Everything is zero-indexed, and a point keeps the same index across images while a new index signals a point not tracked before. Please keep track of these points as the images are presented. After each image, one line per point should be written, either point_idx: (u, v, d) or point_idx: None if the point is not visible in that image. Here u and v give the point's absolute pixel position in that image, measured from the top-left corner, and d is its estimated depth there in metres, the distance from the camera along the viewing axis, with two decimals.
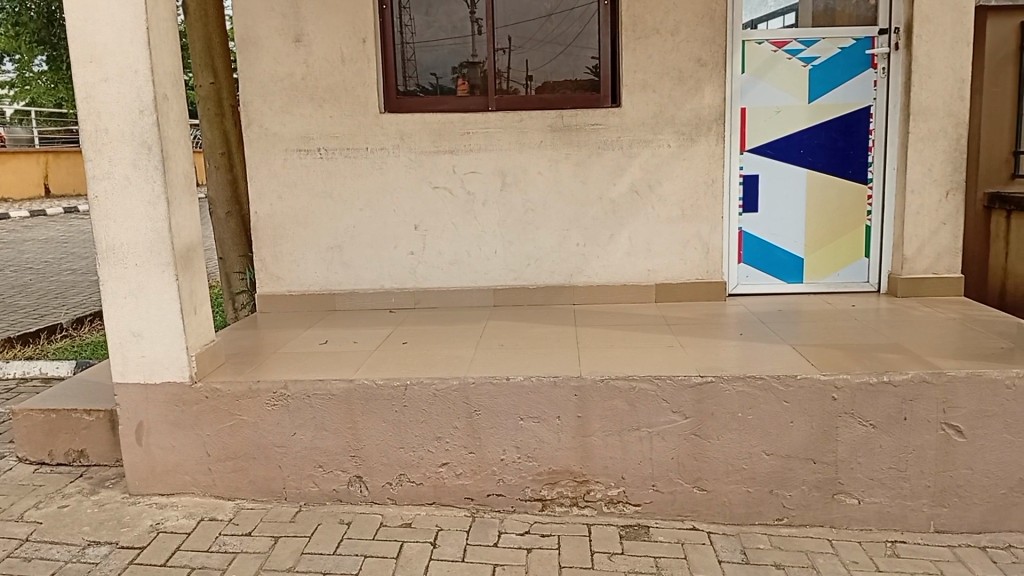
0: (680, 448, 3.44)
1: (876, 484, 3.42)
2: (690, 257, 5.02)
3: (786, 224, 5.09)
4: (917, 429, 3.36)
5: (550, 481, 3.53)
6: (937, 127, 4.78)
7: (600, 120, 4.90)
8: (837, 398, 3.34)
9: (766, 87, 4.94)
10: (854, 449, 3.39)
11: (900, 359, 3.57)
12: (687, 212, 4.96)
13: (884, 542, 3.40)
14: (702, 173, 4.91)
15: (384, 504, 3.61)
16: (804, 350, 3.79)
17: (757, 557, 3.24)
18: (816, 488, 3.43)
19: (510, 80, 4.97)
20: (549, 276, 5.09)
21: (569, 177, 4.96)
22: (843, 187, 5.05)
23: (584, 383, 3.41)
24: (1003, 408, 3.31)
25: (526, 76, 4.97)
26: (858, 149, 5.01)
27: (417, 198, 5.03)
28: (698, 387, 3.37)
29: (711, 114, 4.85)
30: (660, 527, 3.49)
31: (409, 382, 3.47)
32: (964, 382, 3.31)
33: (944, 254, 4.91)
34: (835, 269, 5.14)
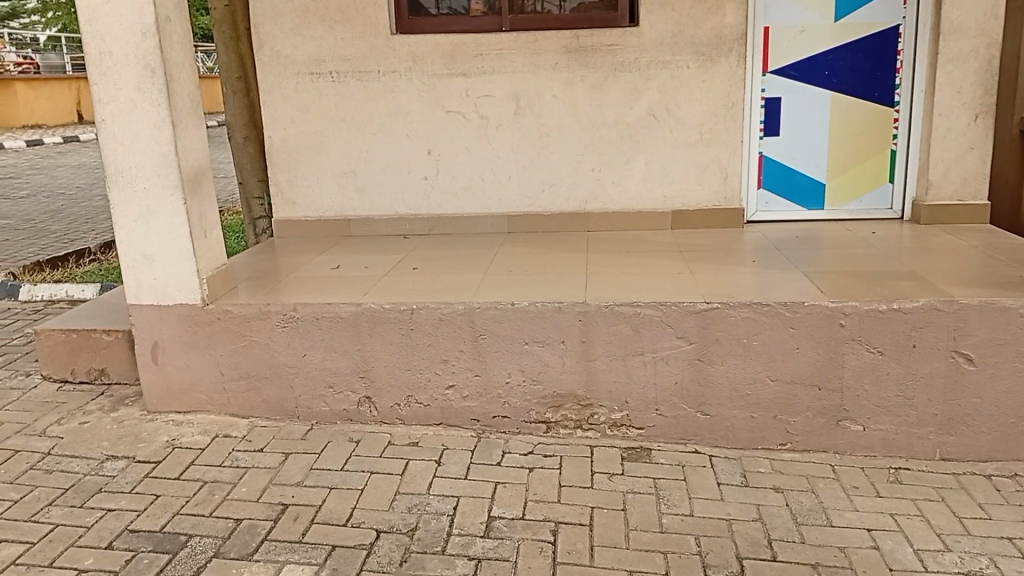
0: (684, 372, 3.45)
1: (881, 411, 3.41)
2: (708, 182, 4.93)
3: (808, 148, 4.95)
4: (925, 356, 3.32)
5: (554, 404, 3.57)
6: (969, 47, 4.58)
7: (616, 41, 4.76)
8: (843, 325, 3.31)
9: (790, 5, 4.73)
10: (859, 375, 3.37)
11: (913, 287, 3.51)
12: (705, 136, 4.85)
13: (887, 469, 3.41)
14: (722, 95, 4.76)
15: (393, 424, 3.70)
16: (815, 278, 3.74)
17: (756, 480, 3.27)
18: (820, 415, 3.43)
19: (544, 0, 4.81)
20: (564, 203, 5.04)
21: (584, 100, 4.86)
22: (868, 110, 4.89)
23: (588, 308, 3.42)
24: (1016, 337, 3.26)
25: None
26: (885, 71, 4.82)
27: (430, 122, 4.97)
28: (703, 314, 3.36)
29: (733, 34, 4.67)
30: (662, 450, 3.53)
31: (414, 306, 3.50)
32: (977, 310, 3.25)
33: (971, 180, 4.78)
34: (857, 195, 5.01)
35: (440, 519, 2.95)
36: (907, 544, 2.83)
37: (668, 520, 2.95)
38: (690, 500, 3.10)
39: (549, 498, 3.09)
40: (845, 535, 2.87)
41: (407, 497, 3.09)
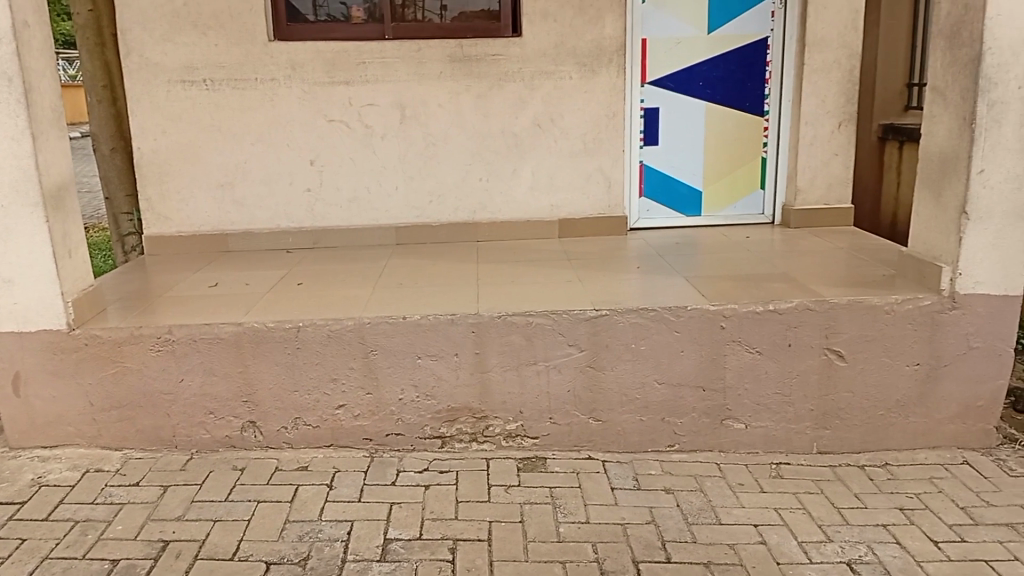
0: (577, 380, 3.48)
1: (762, 408, 3.55)
2: (592, 191, 5.00)
3: (685, 157, 5.12)
4: (800, 354, 3.49)
5: (449, 419, 3.53)
6: (831, 59, 4.87)
7: (500, 51, 4.77)
8: (725, 327, 3.43)
9: (666, 16, 4.88)
10: (741, 375, 3.50)
11: (787, 288, 3.69)
12: (589, 145, 4.92)
13: (769, 464, 3.55)
14: (604, 105, 4.86)
15: (280, 448, 3.55)
16: (697, 283, 3.86)
17: (648, 483, 3.34)
18: (706, 415, 3.54)
19: (425, 10, 4.77)
20: (451, 213, 5.00)
21: (469, 109, 4.84)
22: (740, 120, 5.10)
23: (481, 319, 3.40)
24: (881, 333, 3.48)
25: (441, 5, 4.77)
26: (755, 81, 5.05)
27: (311, 132, 4.83)
28: (593, 321, 3.41)
29: (612, 45, 4.77)
30: (556, 458, 3.55)
31: (300, 323, 3.38)
32: (846, 309, 3.44)
33: (834, 184, 5.07)
34: (731, 201, 5.23)
35: (333, 545, 2.85)
36: (791, 537, 2.95)
37: (566, 529, 2.96)
38: (586, 507, 3.12)
39: (446, 516, 3.04)
40: (733, 532, 2.97)
41: (297, 525, 2.97)
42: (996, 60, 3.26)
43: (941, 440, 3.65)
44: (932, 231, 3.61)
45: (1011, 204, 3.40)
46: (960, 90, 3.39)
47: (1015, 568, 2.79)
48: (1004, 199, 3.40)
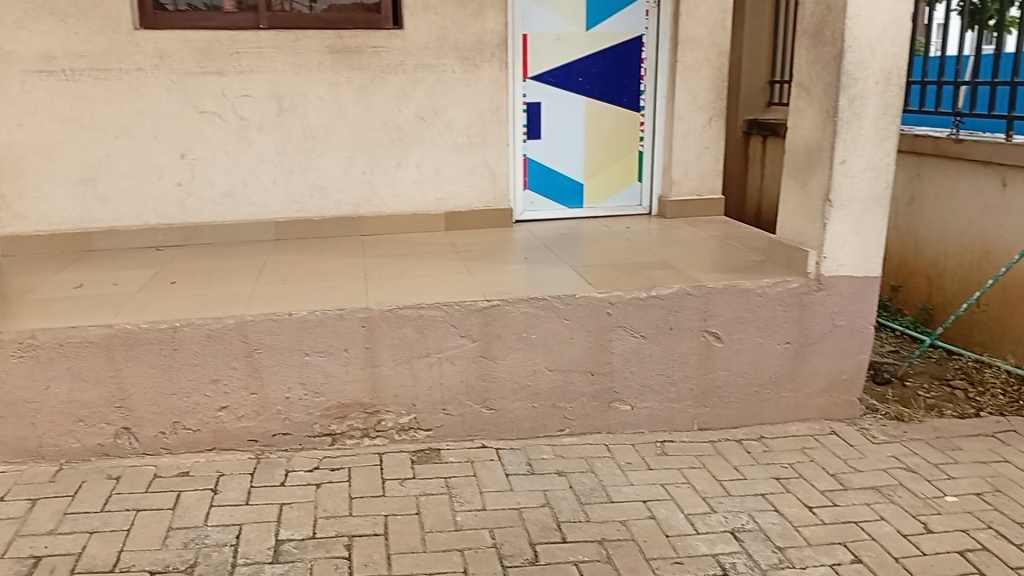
0: (469, 370, 3.49)
1: (647, 389, 3.69)
2: (477, 184, 5.02)
3: (567, 151, 5.21)
4: (682, 337, 3.64)
5: (339, 415, 3.47)
6: (702, 56, 5.11)
7: (381, 43, 4.71)
8: (611, 313, 3.54)
9: (546, 13, 4.95)
10: (626, 358, 3.62)
11: (668, 274, 3.84)
12: (474, 139, 4.94)
13: (655, 442, 3.68)
14: (487, 99, 4.89)
15: (158, 454, 3.38)
16: (583, 271, 3.96)
17: (541, 467, 3.39)
18: (594, 399, 3.64)
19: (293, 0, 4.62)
20: (334, 207, 4.90)
21: (350, 102, 4.75)
22: (618, 115, 5.25)
23: (371, 313, 3.35)
24: (755, 315, 3.69)
25: None
26: (632, 78, 5.21)
27: (182, 124, 4.61)
28: (484, 311, 3.43)
29: (494, 39, 4.81)
30: (450, 449, 3.54)
31: (178, 323, 3.22)
32: (722, 292, 3.63)
33: (707, 176, 5.32)
34: (611, 193, 5.38)
35: (222, 550, 2.74)
36: (678, 510, 3.08)
37: (462, 517, 2.97)
38: (481, 495, 3.14)
39: (340, 513, 2.99)
40: (624, 509, 3.07)
41: (182, 531, 2.84)
42: (855, 57, 3.48)
43: (811, 412, 3.90)
44: (799, 218, 3.86)
45: (868, 192, 3.68)
46: (822, 86, 3.63)
47: (880, 527, 3.03)
48: (862, 186, 3.67)
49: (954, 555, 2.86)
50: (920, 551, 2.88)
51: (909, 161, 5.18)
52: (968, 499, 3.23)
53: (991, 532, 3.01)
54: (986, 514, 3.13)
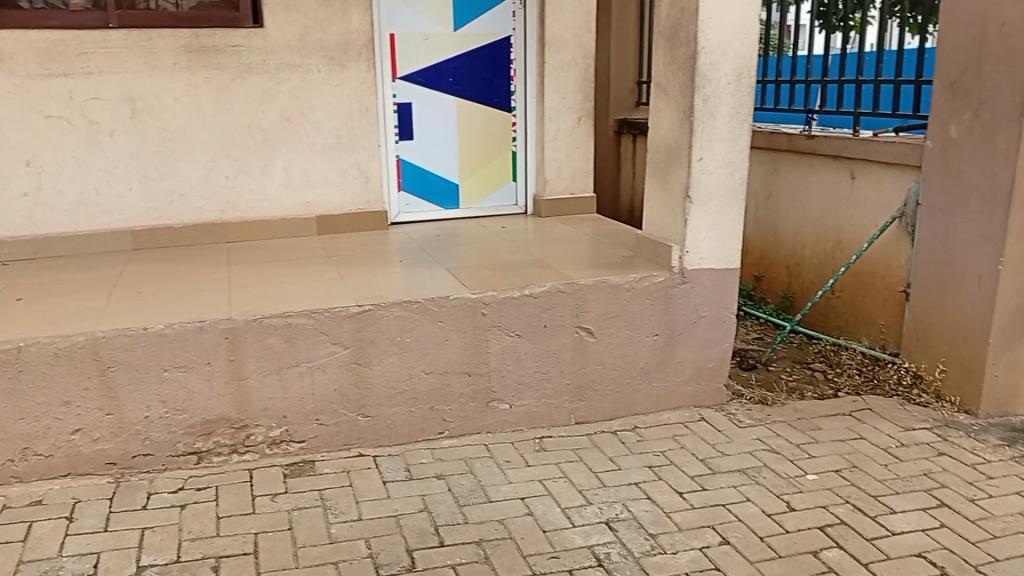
0: (342, 378, 3.42)
1: (524, 387, 3.71)
2: (350, 186, 4.93)
3: (440, 151, 5.19)
4: (555, 333, 3.69)
5: (205, 432, 3.31)
6: (569, 57, 5.21)
7: (241, 42, 4.53)
8: (486, 313, 3.54)
9: (411, 13, 4.91)
10: (503, 357, 3.63)
11: (541, 273, 3.89)
12: (343, 140, 4.84)
13: (533, 439, 3.71)
14: (355, 100, 4.80)
15: (6, 485, 3.14)
16: (457, 273, 3.94)
17: (420, 472, 3.36)
18: (472, 399, 3.64)
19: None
20: (198, 214, 4.69)
21: (211, 103, 4.56)
22: (489, 115, 5.26)
23: (234, 324, 3.22)
24: (624, 309, 3.79)
25: None
26: (502, 79, 5.24)
27: (25, 129, 4.28)
28: (356, 317, 3.36)
29: (360, 39, 4.73)
30: (325, 460, 3.46)
31: (21, 343, 2.99)
32: (592, 288, 3.70)
33: (579, 175, 5.42)
34: (486, 193, 5.40)
35: None
36: (555, 505, 3.12)
37: (337, 529, 2.90)
38: (358, 504, 3.08)
39: (207, 533, 2.86)
40: (502, 508, 3.08)
41: (33, 565, 2.65)
42: (708, 59, 3.64)
43: (682, 401, 4.04)
44: (663, 214, 3.99)
45: (724, 186, 3.84)
46: (679, 86, 3.77)
47: (746, 508, 3.17)
48: (718, 180, 3.83)
49: (815, 530, 3.03)
50: (783, 529, 3.03)
51: (766, 157, 5.46)
52: (827, 476, 3.43)
53: (848, 506, 3.21)
54: (843, 490, 3.33)
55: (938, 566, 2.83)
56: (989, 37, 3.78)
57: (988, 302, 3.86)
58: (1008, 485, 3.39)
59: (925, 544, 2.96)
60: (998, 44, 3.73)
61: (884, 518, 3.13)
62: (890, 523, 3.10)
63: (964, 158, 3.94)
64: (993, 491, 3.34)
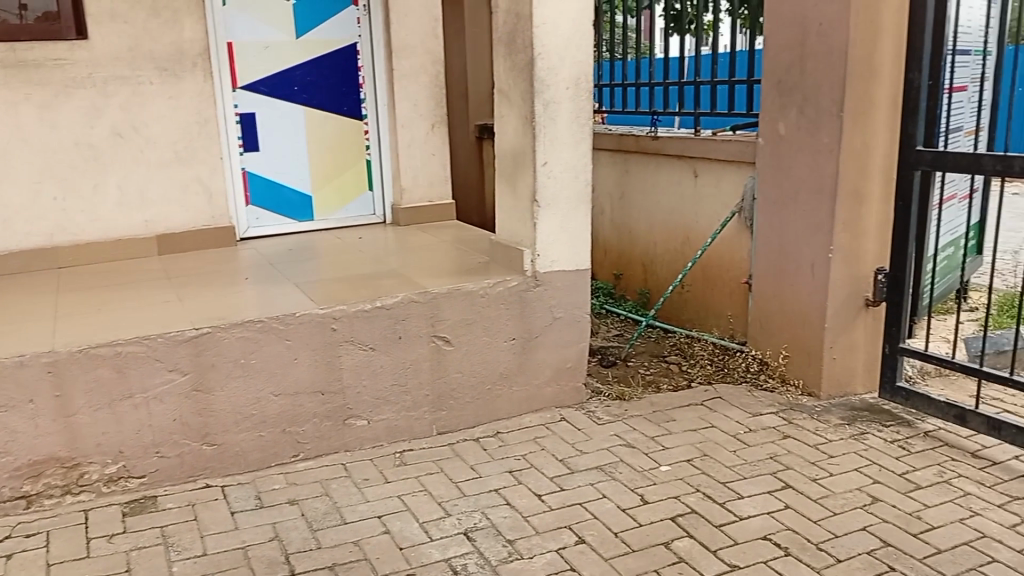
0: (183, 407, 3.24)
1: (381, 402, 3.64)
2: (192, 203, 4.66)
3: (289, 162, 5.03)
4: (410, 345, 3.64)
5: (33, 474, 3.08)
6: (418, 64, 5.17)
7: (64, 55, 4.21)
8: (336, 329, 3.45)
9: (249, 21, 4.75)
10: (357, 373, 3.55)
11: (394, 283, 3.83)
12: (182, 155, 4.58)
13: (393, 454, 3.64)
14: (192, 112, 4.55)
15: None
16: (307, 288, 3.81)
17: (271, 499, 3.24)
18: (327, 418, 3.54)
19: None
20: (23, 240, 4.30)
21: (31, 121, 4.19)
22: (340, 123, 5.16)
23: (57, 356, 3.00)
24: (480, 316, 3.78)
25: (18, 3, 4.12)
26: (350, 86, 5.15)
27: None
28: (194, 340, 3.20)
29: (194, 48, 4.50)
30: (169, 494, 3.28)
31: None
32: (446, 297, 3.67)
33: (436, 182, 5.39)
34: (341, 203, 5.27)
35: None
36: (413, 520, 3.08)
37: (179, 567, 2.78)
38: (202, 539, 2.95)
39: None
40: (358, 529, 3.01)
41: None
42: (545, 63, 3.71)
43: (543, 402, 4.08)
44: (514, 219, 4.03)
45: (570, 189, 3.92)
46: (520, 92, 3.82)
47: (602, 505, 3.23)
48: (563, 184, 3.90)
49: (667, 522, 3.12)
50: (636, 522, 3.11)
51: (619, 158, 5.61)
52: (680, 467, 3.54)
53: (699, 495, 3.32)
54: (694, 479, 3.44)
55: (781, 547, 2.97)
56: (807, 40, 4.01)
57: (821, 289, 4.09)
58: (846, 463, 3.60)
59: (769, 527, 3.10)
60: (815, 46, 3.96)
61: (732, 504, 3.25)
62: (737, 508, 3.22)
63: (792, 153, 4.17)
64: (833, 470, 3.54)
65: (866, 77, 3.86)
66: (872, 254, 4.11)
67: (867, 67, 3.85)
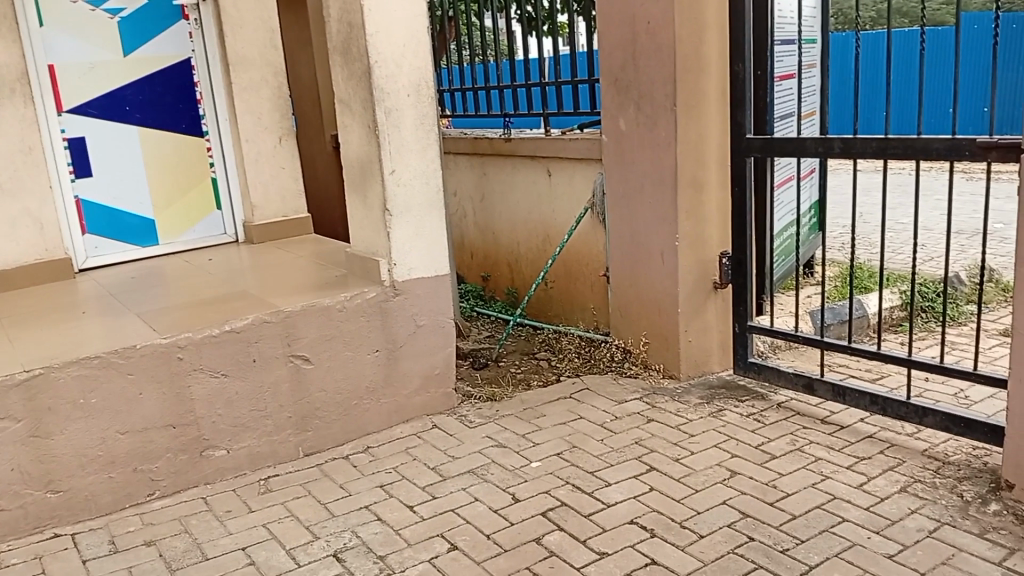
0: (20, 456, 3.01)
1: (240, 429, 3.51)
2: (22, 236, 4.26)
3: (127, 186, 4.76)
4: (266, 368, 3.52)
5: None
6: (258, 77, 5.03)
7: None
8: (183, 358, 3.29)
9: (70, 41, 4.47)
10: (211, 402, 3.40)
11: (247, 304, 3.70)
12: (8, 185, 4.18)
13: (258, 481, 3.52)
14: (15, 139, 4.18)
15: None
16: (153, 317, 3.63)
17: (126, 542, 3.07)
18: (183, 451, 3.38)
19: None
20: None
21: None
22: (179, 142, 4.94)
23: None
24: (340, 330, 3.71)
25: None
26: (187, 102, 4.96)
27: None
28: (25, 384, 2.97)
29: (12, 72, 4.16)
30: (12, 549, 3.04)
31: None
32: (301, 314, 3.58)
33: (289, 196, 5.26)
34: (189, 225, 5.05)
35: None
36: (280, 547, 2.98)
37: None
38: None
39: None
40: (220, 564, 2.89)
41: None
42: (383, 71, 3.69)
43: (413, 412, 4.05)
44: (367, 230, 3.98)
45: (421, 196, 3.91)
46: (361, 101, 3.78)
47: (474, 508, 3.23)
48: (415, 191, 3.89)
49: (538, 517, 3.16)
50: (508, 522, 3.13)
51: (475, 161, 5.66)
52: (549, 461, 3.60)
53: (568, 487, 3.39)
54: (564, 472, 3.51)
55: (647, 529, 3.06)
56: (638, 38, 4.17)
57: (670, 276, 4.26)
58: (706, 440, 3.76)
59: (636, 511, 3.19)
60: (646, 44, 4.12)
61: (600, 492, 3.34)
62: (605, 496, 3.31)
63: (634, 148, 4.32)
64: (694, 448, 3.69)
65: (695, 71, 4.04)
66: (717, 239, 4.31)
67: (695, 62, 4.03)
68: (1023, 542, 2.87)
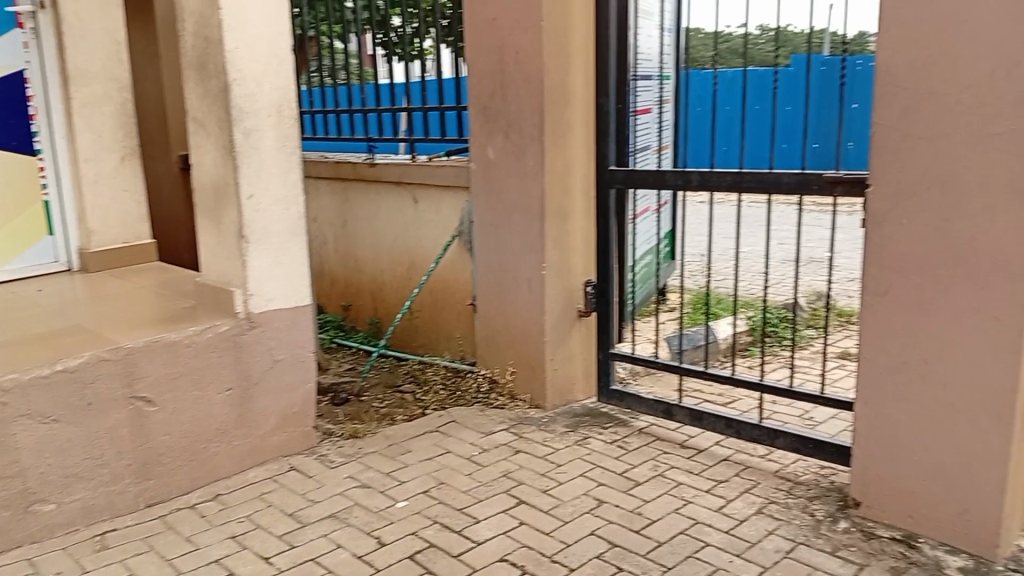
0: None
1: (72, 481, 3.16)
2: None
3: None
4: (104, 412, 3.20)
5: None
6: (100, 91, 4.67)
7: None
8: (5, 403, 2.93)
9: None
10: (38, 452, 3.04)
11: (82, 341, 3.36)
12: None
13: (92, 538, 3.17)
14: None
15: None
16: None
17: None
18: (3, 509, 2.99)
19: None
20: None
21: None
22: (10, 161, 4.43)
23: None
24: (188, 368, 3.43)
25: None
26: (20, 117, 4.46)
27: None
28: None
29: None
30: None
31: None
32: (144, 351, 3.28)
33: (132, 220, 4.87)
34: (18, 253, 4.53)
35: None
36: None
37: None
38: None
39: None
40: None
41: None
42: (242, 90, 3.48)
43: (268, 454, 3.81)
44: (220, 259, 3.72)
45: (280, 224, 3.70)
46: (216, 121, 3.55)
47: (337, 556, 3.05)
48: (274, 218, 3.68)
49: (405, 561, 3.02)
50: (373, 568, 2.97)
51: (337, 186, 5.48)
52: (417, 500, 3.47)
53: (436, 526, 3.27)
54: (431, 510, 3.39)
55: (517, 566, 2.99)
56: (506, 67, 4.17)
57: (537, 305, 4.26)
58: (573, 469, 3.74)
59: (506, 547, 3.12)
60: (513, 73, 4.12)
61: (469, 530, 3.24)
62: (474, 533, 3.21)
63: (501, 177, 4.30)
64: (561, 478, 3.66)
65: (563, 101, 4.07)
66: (581, 268, 4.35)
67: (562, 93, 4.06)
68: (870, 557, 3.02)
